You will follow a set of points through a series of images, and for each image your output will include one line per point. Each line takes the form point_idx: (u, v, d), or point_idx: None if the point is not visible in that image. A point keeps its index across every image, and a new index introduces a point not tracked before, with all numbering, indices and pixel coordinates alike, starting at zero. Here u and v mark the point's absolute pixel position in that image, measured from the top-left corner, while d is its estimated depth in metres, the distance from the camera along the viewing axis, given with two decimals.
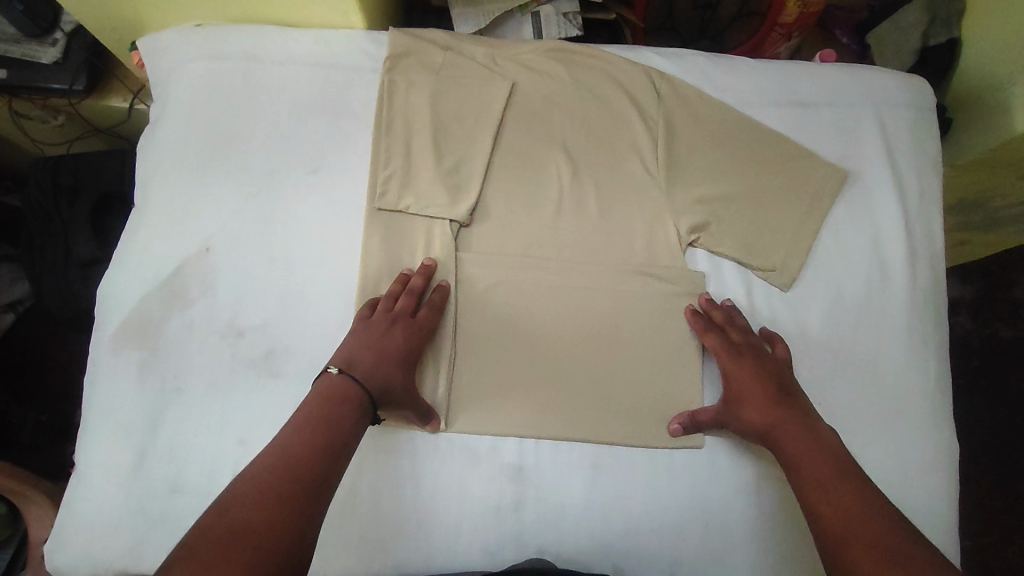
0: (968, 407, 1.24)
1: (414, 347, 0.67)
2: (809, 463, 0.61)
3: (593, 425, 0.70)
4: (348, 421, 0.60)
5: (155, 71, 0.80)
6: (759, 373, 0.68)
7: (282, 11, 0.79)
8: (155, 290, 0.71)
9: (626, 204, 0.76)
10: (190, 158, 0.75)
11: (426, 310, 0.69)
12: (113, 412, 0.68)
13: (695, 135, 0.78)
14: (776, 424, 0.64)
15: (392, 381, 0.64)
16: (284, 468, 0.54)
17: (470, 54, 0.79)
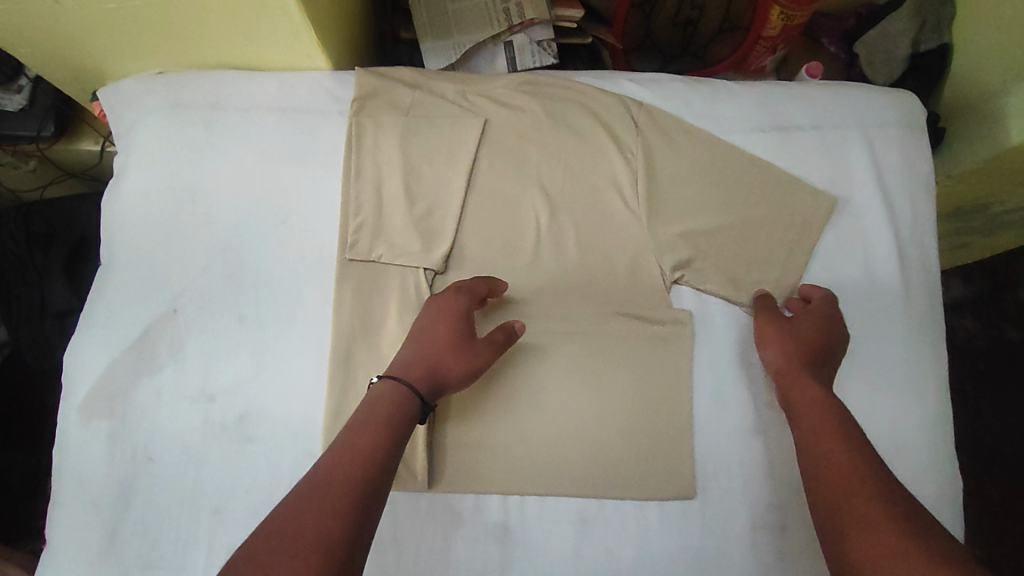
0: (976, 412, 1.21)
1: (463, 323, 0.63)
2: (815, 409, 0.60)
3: (578, 477, 0.67)
4: (389, 444, 0.54)
5: (117, 123, 0.78)
6: (813, 327, 0.67)
7: (245, 57, 0.76)
8: (123, 357, 0.69)
9: (608, 243, 0.73)
10: (154, 215, 0.73)
11: (474, 282, 0.67)
12: (86, 486, 0.66)
13: (676, 167, 0.75)
14: (795, 371, 0.64)
15: (445, 368, 0.61)
16: (313, 522, 0.46)
17: (440, 92, 0.76)
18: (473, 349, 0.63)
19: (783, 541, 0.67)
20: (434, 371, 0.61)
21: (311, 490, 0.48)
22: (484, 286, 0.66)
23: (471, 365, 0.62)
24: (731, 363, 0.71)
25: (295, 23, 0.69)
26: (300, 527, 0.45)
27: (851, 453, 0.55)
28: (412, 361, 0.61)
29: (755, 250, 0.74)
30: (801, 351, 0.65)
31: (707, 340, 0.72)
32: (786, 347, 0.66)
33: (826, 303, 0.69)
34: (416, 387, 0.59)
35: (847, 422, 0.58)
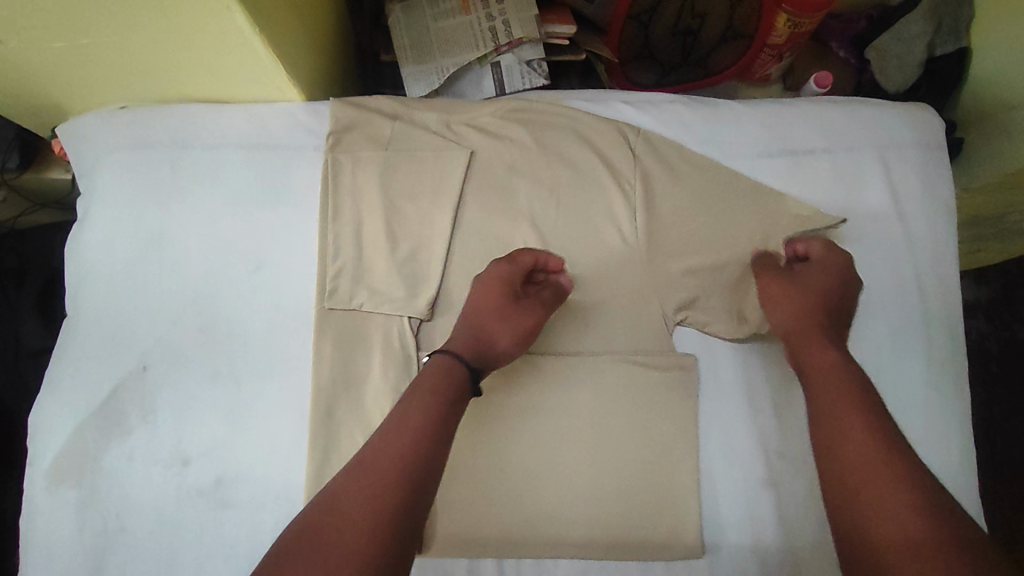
0: (987, 419, 1.10)
1: (508, 290, 0.62)
2: (829, 375, 0.56)
3: (578, 538, 0.63)
4: (442, 406, 0.52)
5: (78, 162, 0.73)
6: (820, 282, 0.63)
7: (213, 90, 0.71)
8: (91, 419, 0.65)
9: (605, 283, 0.68)
10: (120, 264, 0.68)
11: (519, 252, 0.64)
12: (54, 558, 0.62)
13: (677, 196, 0.70)
14: (804, 333, 0.61)
15: (492, 338, 0.60)
16: (367, 493, 0.45)
17: (423, 122, 0.71)
18: (521, 316, 0.61)
19: None
20: (481, 341, 0.59)
21: (366, 459, 0.48)
22: (528, 255, 0.64)
23: (518, 332, 0.61)
24: (738, 410, 0.67)
25: (263, 56, 0.64)
26: (354, 501, 0.45)
27: (863, 408, 0.52)
28: (457, 334, 0.60)
29: None
30: (811, 311, 0.61)
31: (713, 385, 0.67)
32: (795, 307, 0.62)
33: (834, 255, 0.65)
34: (466, 356, 0.57)
35: (863, 388, 0.54)
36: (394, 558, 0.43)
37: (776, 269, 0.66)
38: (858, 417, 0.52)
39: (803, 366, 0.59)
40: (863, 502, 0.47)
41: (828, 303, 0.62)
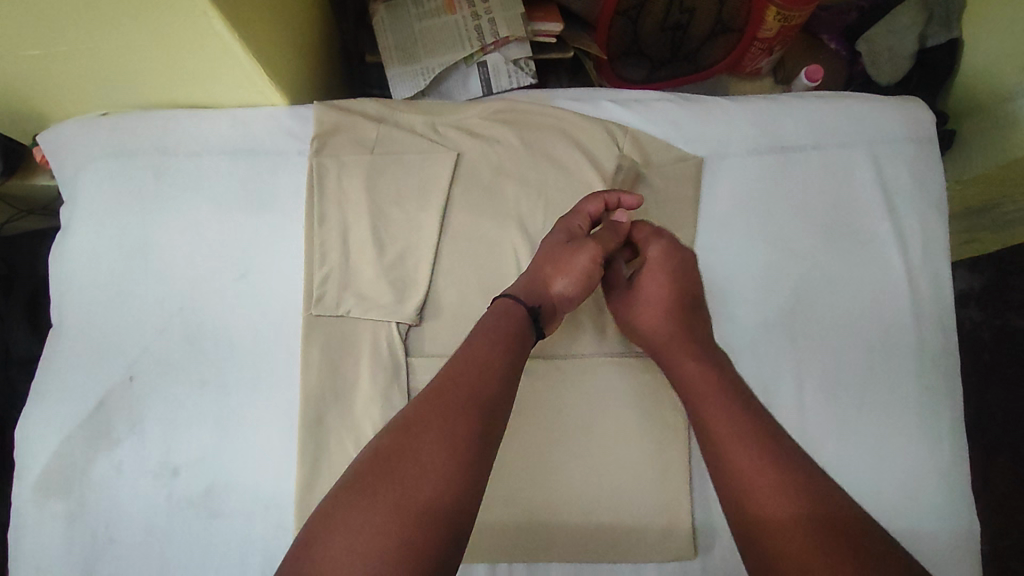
0: (981, 407, 1.10)
1: (568, 237, 0.63)
2: (694, 381, 0.58)
3: (571, 539, 0.63)
4: (508, 350, 0.54)
5: (60, 170, 0.72)
6: (656, 286, 0.64)
7: (194, 94, 0.69)
8: (77, 431, 0.64)
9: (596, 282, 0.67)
10: (104, 274, 0.67)
11: (584, 202, 0.65)
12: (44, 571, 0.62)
13: (667, 197, 0.69)
14: (665, 346, 0.61)
15: (551, 278, 0.61)
16: (441, 426, 0.47)
17: (409, 124, 0.70)
18: (584, 258, 0.62)
19: None
20: (539, 282, 0.60)
21: (439, 396, 0.49)
22: (591, 203, 0.64)
23: (580, 271, 0.61)
24: None
25: (243, 60, 0.63)
26: (427, 433, 0.47)
27: (736, 403, 0.54)
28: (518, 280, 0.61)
29: (753, 285, 0.68)
30: (667, 317, 0.62)
31: None
32: (649, 322, 0.63)
33: (659, 240, 0.65)
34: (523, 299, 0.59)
35: (730, 381, 0.57)
36: (467, 488, 0.45)
37: (620, 287, 0.66)
38: (719, 408, 0.54)
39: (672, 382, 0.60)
40: (745, 496, 0.49)
41: (672, 303, 0.63)
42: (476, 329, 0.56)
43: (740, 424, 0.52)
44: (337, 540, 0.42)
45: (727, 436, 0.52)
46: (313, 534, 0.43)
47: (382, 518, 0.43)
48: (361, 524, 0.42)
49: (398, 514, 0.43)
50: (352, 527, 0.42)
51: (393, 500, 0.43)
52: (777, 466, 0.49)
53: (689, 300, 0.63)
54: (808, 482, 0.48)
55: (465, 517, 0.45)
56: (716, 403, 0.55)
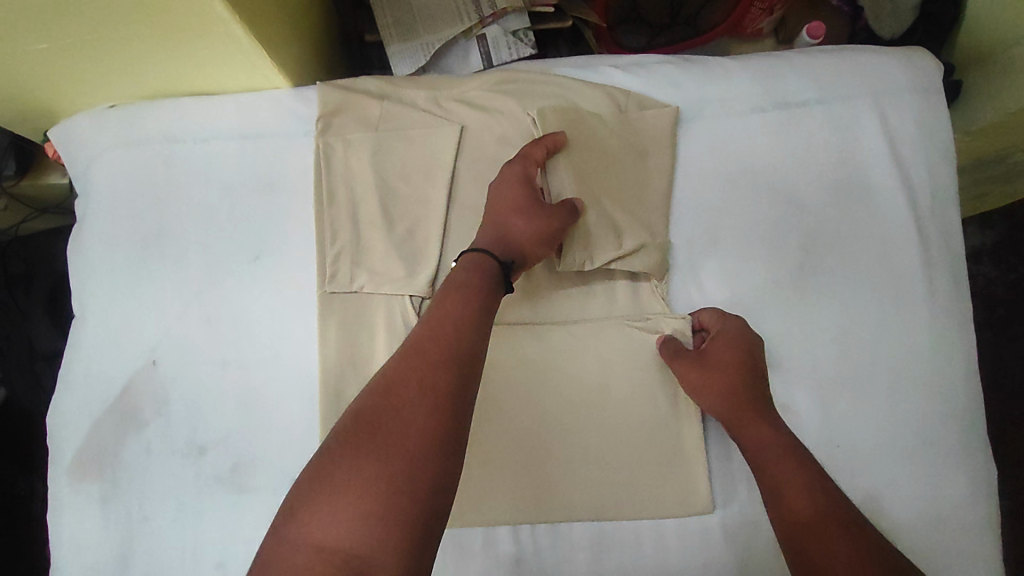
0: (997, 362, 1.09)
1: (529, 188, 0.64)
2: (770, 450, 0.59)
3: (590, 498, 0.64)
4: (479, 304, 0.55)
5: (73, 163, 0.73)
6: (731, 361, 0.63)
7: (198, 81, 0.70)
8: (106, 415, 0.66)
9: (581, 244, 0.66)
10: (121, 262, 0.69)
11: (530, 148, 0.66)
12: (84, 550, 0.65)
13: (661, 156, 0.69)
14: (739, 415, 0.61)
15: (515, 231, 0.62)
16: (418, 381, 0.49)
17: (411, 100, 0.70)
18: (542, 212, 0.63)
19: None
20: (503, 234, 0.62)
21: (415, 349, 0.51)
22: (539, 148, 0.65)
23: (543, 230, 0.63)
24: None
25: (244, 43, 0.63)
26: (407, 391, 0.48)
27: (781, 442, 0.60)
28: (483, 231, 0.63)
29: (761, 243, 0.68)
30: (739, 387, 0.62)
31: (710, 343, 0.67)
32: (724, 390, 0.62)
33: (729, 322, 0.64)
34: (492, 251, 0.61)
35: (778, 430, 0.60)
36: (451, 439, 0.47)
37: (686, 353, 0.64)
38: (793, 474, 0.58)
39: (742, 445, 0.61)
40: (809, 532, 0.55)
41: (745, 380, 0.62)
42: (448, 287, 0.57)
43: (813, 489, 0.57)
44: (328, 501, 0.44)
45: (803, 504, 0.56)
46: (303, 497, 0.45)
47: (368, 473, 0.45)
48: (349, 482, 0.44)
49: (386, 466, 0.45)
50: (341, 484, 0.44)
51: (376, 456, 0.45)
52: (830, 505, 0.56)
53: (761, 371, 0.63)
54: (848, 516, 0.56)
55: (452, 466, 0.47)
56: (792, 469, 0.58)
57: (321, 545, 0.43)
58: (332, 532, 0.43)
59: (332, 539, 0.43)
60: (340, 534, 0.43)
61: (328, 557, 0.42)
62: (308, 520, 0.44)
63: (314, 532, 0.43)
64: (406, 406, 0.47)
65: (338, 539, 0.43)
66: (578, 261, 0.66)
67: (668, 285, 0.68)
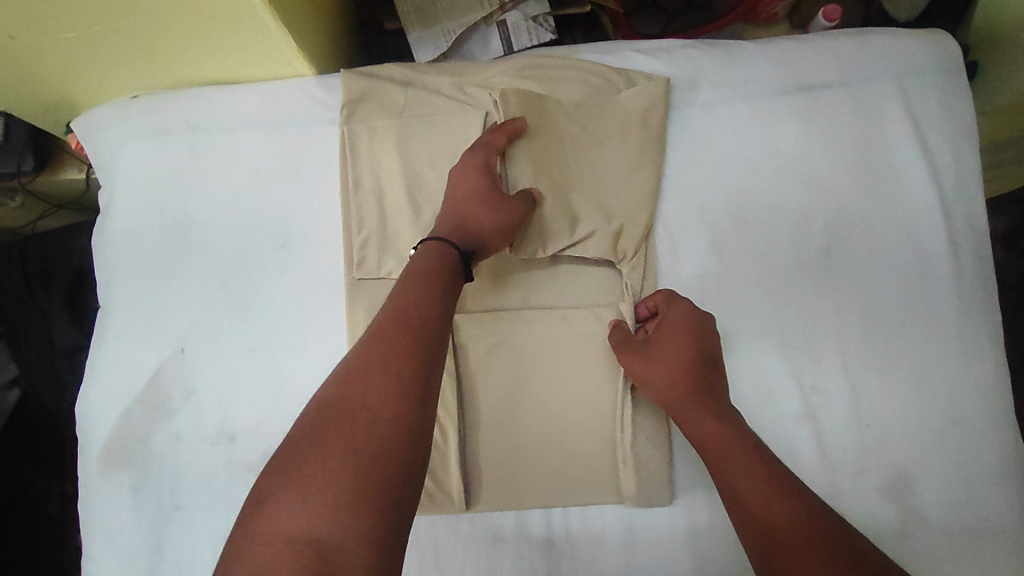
0: (1016, 347, 1.09)
1: (489, 176, 0.64)
2: (717, 439, 0.58)
3: (619, 476, 0.64)
4: (436, 292, 0.56)
5: (96, 154, 0.73)
6: (678, 348, 0.62)
7: (221, 70, 0.70)
8: (136, 404, 0.66)
9: (537, 232, 0.67)
10: (148, 252, 0.69)
11: (491, 134, 0.66)
12: (116, 537, 0.65)
13: (624, 141, 0.69)
14: (683, 406, 0.60)
15: (472, 221, 0.63)
16: (382, 368, 0.49)
17: (435, 87, 0.71)
18: (500, 202, 0.63)
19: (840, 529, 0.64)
20: (462, 224, 0.63)
21: (378, 336, 0.52)
22: (499, 136, 0.65)
23: (501, 218, 0.63)
24: (769, 349, 0.67)
25: (272, 30, 0.63)
26: (373, 378, 0.49)
27: (729, 428, 0.58)
28: (443, 219, 0.64)
29: (787, 226, 0.68)
30: (685, 374, 0.61)
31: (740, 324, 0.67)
32: (665, 381, 0.61)
33: (676, 306, 0.63)
34: (449, 239, 0.62)
35: (726, 416, 0.59)
36: (417, 424, 0.48)
37: (634, 345, 0.63)
38: (739, 461, 0.56)
39: (692, 439, 0.60)
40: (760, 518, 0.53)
41: (696, 366, 0.61)
42: (406, 274, 0.57)
43: (761, 473, 0.55)
44: (295, 491, 0.43)
45: (748, 489, 0.54)
46: (269, 490, 0.44)
47: (338, 460, 0.45)
48: (318, 470, 0.44)
49: (356, 452, 0.45)
50: (309, 473, 0.44)
51: (345, 442, 0.45)
52: (782, 491, 0.54)
53: (709, 355, 0.62)
54: (804, 501, 0.53)
55: (420, 451, 0.48)
56: (735, 456, 0.56)
57: (290, 536, 0.42)
58: (301, 522, 0.42)
59: (300, 530, 0.42)
60: (309, 523, 0.42)
61: (298, 548, 0.41)
62: (275, 511, 0.43)
63: (282, 523, 0.42)
64: (372, 392, 0.48)
65: (308, 528, 0.42)
66: (531, 249, 0.66)
67: (695, 266, 0.68)
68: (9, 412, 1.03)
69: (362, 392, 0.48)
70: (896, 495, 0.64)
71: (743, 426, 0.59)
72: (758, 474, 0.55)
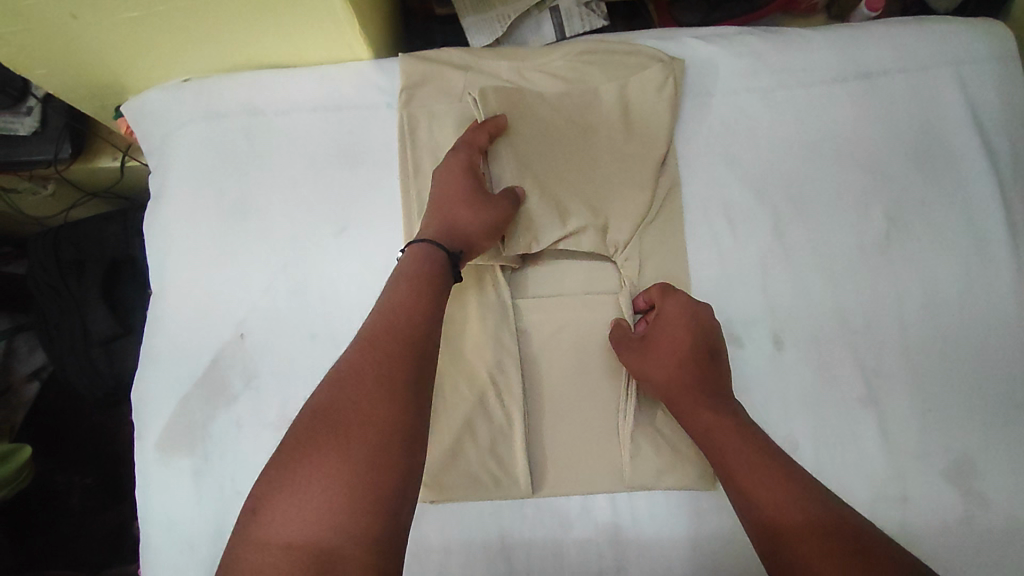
0: None
1: (473, 176, 0.63)
2: (714, 432, 0.58)
3: (655, 463, 0.64)
4: (429, 292, 0.57)
5: (146, 137, 0.73)
6: (673, 343, 0.62)
7: (279, 53, 0.70)
8: (195, 389, 0.65)
9: (526, 227, 0.66)
10: (205, 236, 0.68)
11: (472, 133, 0.65)
12: (176, 524, 0.64)
13: (611, 135, 0.69)
14: (679, 399, 0.61)
15: (459, 221, 0.61)
16: (375, 370, 0.50)
17: (493, 71, 0.70)
18: (485, 202, 0.62)
19: (906, 513, 0.64)
20: (448, 225, 0.61)
21: (371, 339, 0.52)
22: (481, 134, 0.64)
23: (489, 218, 0.62)
24: (831, 335, 0.67)
25: (339, 14, 0.63)
26: (364, 382, 0.49)
27: (726, 419, 0.59)
28: (429, 222, 0.62)
29: (846, 212, 0.68)
30: (678, 369, 0.61)
31: (800, 310, 0.67)
32: (663, 376, 0.62)
33: (671, 300, 0.63)
34: (438, 241, 0.61)
35: (722, 408, 0.59)
36: (410, 424, 0.49)
37: (630, 341, 0.64)
38: (741, 453, 0.56)
39: (691, 432, 0.61)
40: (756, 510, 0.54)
41: (692, 359, 0.61)
42: (396, 277, 0.57)
43: (755, 463, 0.55)
44: (292, 497, 0.44)
45: (749, 481, 0.55)
46: (265, 498, 0.45)
47: (334, 465, 0.45)
48: (313, 477, 0.45)
49: (351, 456, 0.46)
50: (305, 479, 0.45)
51: (340, 447, 0.46)
52: (778, 481, 0.54)
53: (709, 348, 0.62)
54: (802, 490, 0.53)
55: (415, 450, 0.48)
56: (736, 448, 0.57)
57: (290, 542, 0.43)
58: (299, 528, 0.43)
59: (298, 535, 0.43)
60: (306, 528, 0.43)
61: (295, 553, 0.42)
62: (272, 518, 0.44)
63: (281, 530, 0.43)
64: (364, 395, 0.49)
65: (307, 533, 0.43)
66: (524, 245, 0.66)
67: (757, 252, 0.68)
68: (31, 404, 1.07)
69: (355, 395, 0.49)
70: (960, 480, 0.64)
71: (741, 416, 0.59)
72: (753, 465, 0.55)
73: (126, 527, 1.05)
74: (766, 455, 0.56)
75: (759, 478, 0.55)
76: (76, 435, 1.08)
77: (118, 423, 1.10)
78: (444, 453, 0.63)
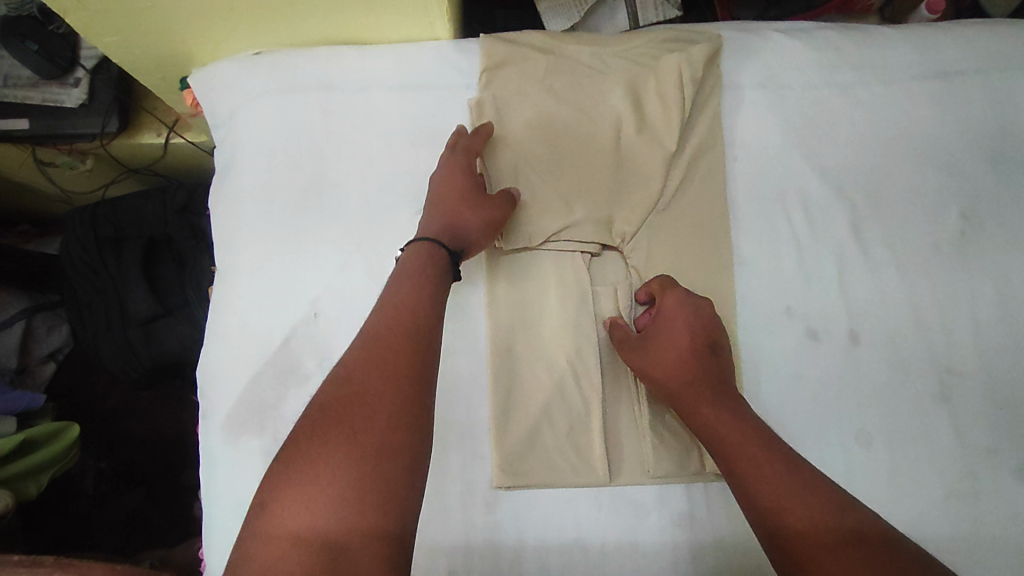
0: None
1: (473, 178, 0.64)
2: (719, 429, 0.57)
3: (677, 452, 0.63)
4: (432, 289, 0.56)
5: (213, 110, 0.71)
6: (675, 339, 0.61)
7: (356, 30, 0.69)
8: (266, 368, 0.63)
9: (532, 213, 0.66)
10: (275, 212, 0.66)
11: (469, 138, 0.66)
12: (244, 506, 0.62)
13: (626, 123, 0.69)
14: (682, 396, 0.60)
15: (463, 219, 0.61)
16: (378, 366, 0.49)
17: (574, 56, 0.70)
18: (486, 201, 0.63)
19: (988, 509, 0.63)
20: (450, 222, 0.61)
21: (374, 336, 0.51)
22: (479, 140, 0.65)
23: (491, 218, 0.62)
24: (909, 331, 0.67)
25: None
26: (371, 377, 0.48)
27: (732, 417, 0.57)
28: (429, 221, 0.62)
29: (923, 208, 0.69)
30: (680, 365, 0.60)
31: (876, 304, 0.67)
32: (666, 370, 0.60)
33: (672, 295, 0.62)
34: (440, 239, 0.60)
35: (727, 406, 0.58)
36: (416, 417, 0.48)
37: (633, 338, 0.63)
38: (749, 451, 0.55)
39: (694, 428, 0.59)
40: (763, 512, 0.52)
41: (693, 356, 0.60)
42: (395, 274, 0.57)
43: (762, 462, 0.54)
44: (299, 491, 0.44)
45: (759, 481, 0.53)
46: (274, 492, 0.44)
47: (340, 458, 0.44)
48: (323, 471, 0.44)
49: (357, 449, 0.45)
50: (311, 473, 0.44)
51: (346, 441, 0.45)
52: (787, 481, 0.53)
53: (710, 342, 0.61)
54: (813, 491, 0.52)
55: (421, 445, 0.47)
56: (738, 444, 0.55)
57: (296, 534, 0.42)
58: (306, 521, 0.42)
59: (306, 529, 0.42)
60: (316, 524, 0.42)
61: (306, 545, 0.42)
62: (280, 511, 0.43)
63: (288, 524, 0.42)
64: (366, 389, 0.48)
65: (313, 526, 0.42)
66: (525, 234, 0.66)
67: (833, 245, 0.68)
68: (43, 386, 1.03)
69: (357, 390, 0.48)
70: None
71: (747, 413, 0.58)
72: (758, 465, 0.54)
73: (139, 513, 1.02)
74: (772, 453, 0.55)
75: (768, 479, 0.53)
76: (97, 416, 1.08)
77: (136, 402, 1.09)
78: (520, 437, 0.62)
